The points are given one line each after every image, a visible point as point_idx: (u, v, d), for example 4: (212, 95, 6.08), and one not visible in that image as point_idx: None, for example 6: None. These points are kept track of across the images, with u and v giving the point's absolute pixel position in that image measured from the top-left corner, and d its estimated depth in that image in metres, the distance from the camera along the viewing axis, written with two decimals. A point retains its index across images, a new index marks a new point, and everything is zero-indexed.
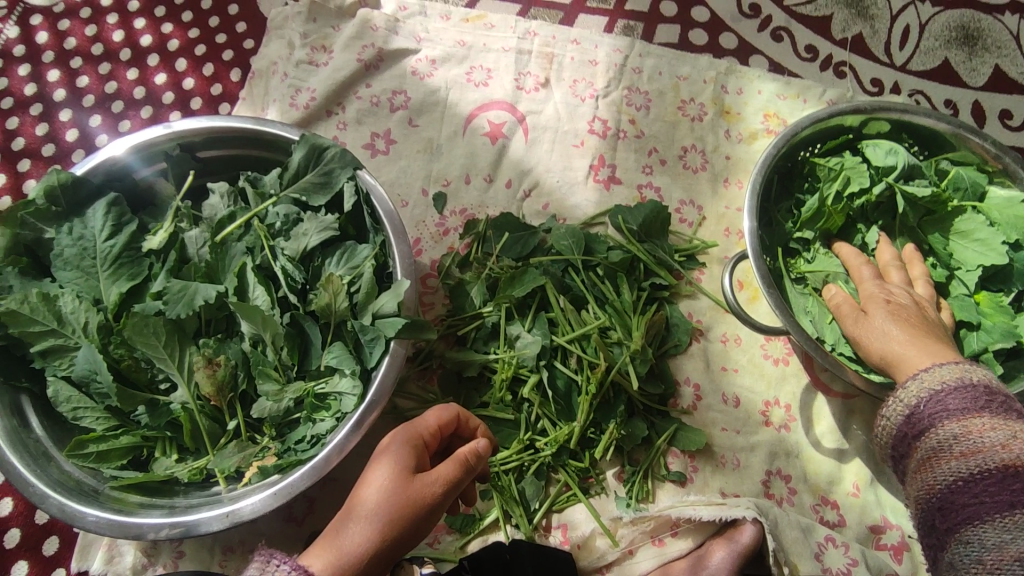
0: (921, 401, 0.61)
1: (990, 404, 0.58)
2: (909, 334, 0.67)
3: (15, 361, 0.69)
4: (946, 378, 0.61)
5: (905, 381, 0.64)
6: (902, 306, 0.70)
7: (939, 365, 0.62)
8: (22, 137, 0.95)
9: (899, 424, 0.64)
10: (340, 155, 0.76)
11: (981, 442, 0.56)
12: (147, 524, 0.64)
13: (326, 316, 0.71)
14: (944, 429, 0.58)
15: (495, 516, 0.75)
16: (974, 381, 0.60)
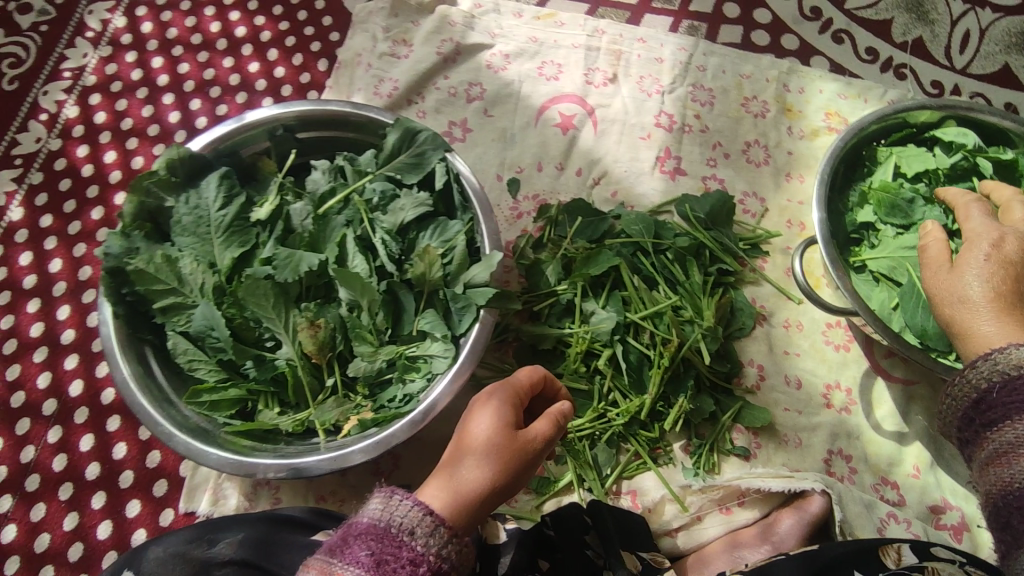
0: (996, 390, 0.60)
1: None
2: (990, 300, 0.65)
3: (141, 316, 0.77)
4: (1019, 360, 0.60)
5: (977, 361, 0.63)
6: (997, 265, 0.67)
7: (1017, 347, 0.61)
8: (129, 118, 1.02)
9: (969, 400, 0.63)
10: (432, 138, 0.81)
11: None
12: (262, 464, 0.71)
13: (420, 285, 0.77)
14: (1018, 425, 0.58)
15: (569, 479, 0.81)
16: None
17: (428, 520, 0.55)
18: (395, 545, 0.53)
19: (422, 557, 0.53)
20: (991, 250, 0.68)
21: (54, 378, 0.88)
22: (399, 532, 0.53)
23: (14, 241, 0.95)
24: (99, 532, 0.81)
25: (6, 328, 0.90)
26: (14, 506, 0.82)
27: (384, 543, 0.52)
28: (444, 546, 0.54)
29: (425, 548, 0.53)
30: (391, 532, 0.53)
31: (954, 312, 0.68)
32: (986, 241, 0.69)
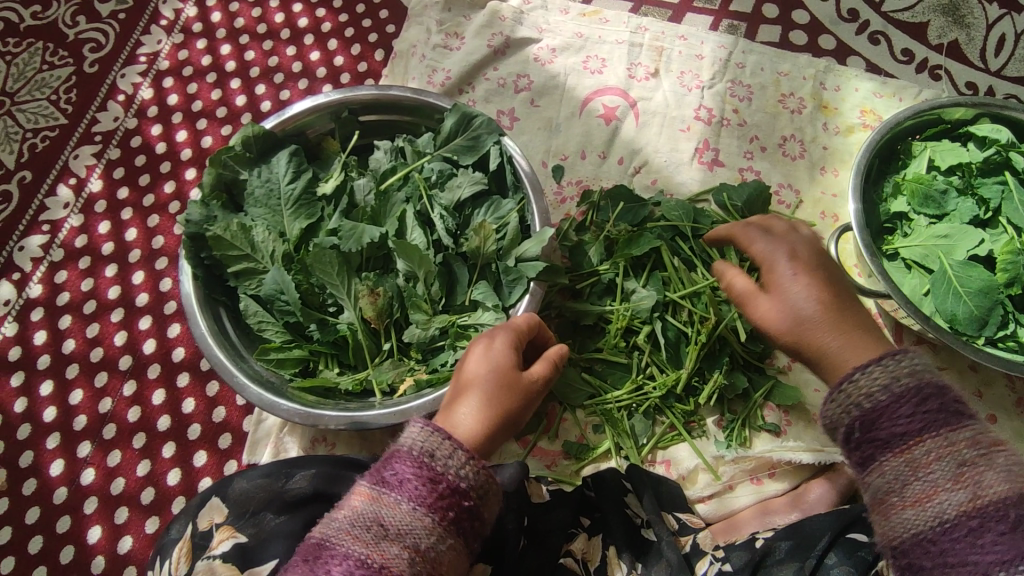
0: (859, 425, 0.57)
1: (929, 427, 0.54)
2: (821, 311, 0.64)
3: (216, 279, 0.84)
4: (876, 384, 0.57)
5: (833, 386, 0.59)
6: (813, 275, 0.66)
7: (865, 368, 0.58)
8: (200, 100, 1.10)
9: (834, 437, 0.60)
10: (488, 123, 0.87)
11: (929, 480, 0.53)
12: (328, 416, 0.76)
13: (474, 257, 0.83)
14: (889, 467, 0.55)
15: (607, 446, 0.85)
16: (910, 391, 0.56)
17: (448, 446, 0.55)
18: (418, 467, 0.54)
19: (442, 476, 0.54)
20: (793, 262, 0.67)
21: (129, 338, 0.94)
22: (424, 455, 0.55)
23: (94, 210, 1.02)
24: (169, 479, 0.87)
25: (86, 290, 0.97)
26: (92, 452, 0.89)
27: (408, 466, 0.54)
28: (462, 467, 0.55)
29: (443, 469, 0.54)
30: (415, 455, 0.55)
31: (789, 338, 0.66)
32: (787, 251, 0.68)
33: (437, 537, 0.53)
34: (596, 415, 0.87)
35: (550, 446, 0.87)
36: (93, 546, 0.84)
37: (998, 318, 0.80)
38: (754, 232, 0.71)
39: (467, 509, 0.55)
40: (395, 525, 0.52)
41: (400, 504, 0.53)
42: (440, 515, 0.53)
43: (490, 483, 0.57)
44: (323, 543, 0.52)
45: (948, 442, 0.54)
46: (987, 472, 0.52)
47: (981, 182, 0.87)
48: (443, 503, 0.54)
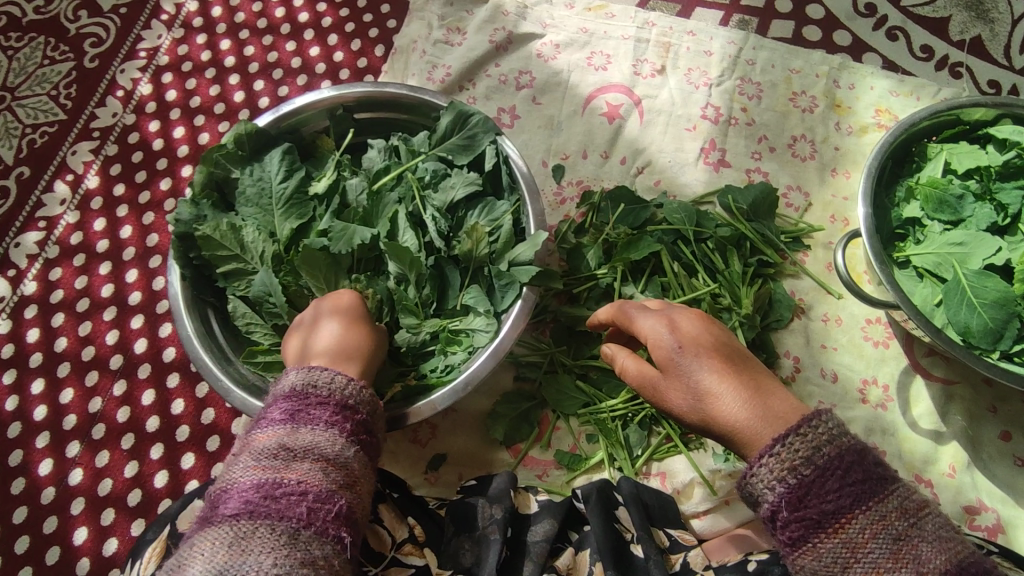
0: (790, 508, 0.54)
1: (862, 502, 0.53)
2: (720, 380, 0.59)
3: (205, 279, 0.82)
4: (798, 456, 0.54)
5: (752, 465, 0.56)
6: (700, 342, 0.61)
7: (783, 442, 0.55)
8: (198, 96, 1.09)
9: (758, 514, 0.57)
10: (483, 121, 0.84)
11: (869, 561, 0.52)
12: None
13: (467, 261, 0.81)
14: (824, 549, 0.53)
15: (600, 457, 0.83)
16: (834, 463, 0.54)
17: (325, 375, 0.62)
18: (302, 399, 0.60)
19: (328, 398, 0.60)
20: (675, 336, 0.62)
21: (122, 336, 0.95)
22: (303, 389, 0.61)
23: (89, 207, 1.02)
24: (156, 481, 0.88)
25: (80, 288, 0.98)
26: (81, 451, 0.90)
27: (291, 399, 0.60)
28: (345, 388, 0.62)
29: (329, 391, 0.61)
30: (294, 392, 0.60)
31: (706, 420, 0.60)
32: (666, 325, 0.63)
33: (340, 447, 0.57)
34: (591, 425, 0.85)
35: (542, 455, 0.85)
36: (78, 548, 0.85)
37: (1014, 331, 0.76)
38: (634, 311, 0.67)
39: (363, 424, 0.61)
40: (297, 444, 0.56)
41: (294, 429, 0.57)
42: (339, 429, 0.59)
43: (377, 407, 0.64)
44: (237, 485, 0.53)
45: (879, 516, 0.52)
46: (922, 545, 0.52)
47: (1000, 187, 0.83)
48: (337, 418, 0.59)
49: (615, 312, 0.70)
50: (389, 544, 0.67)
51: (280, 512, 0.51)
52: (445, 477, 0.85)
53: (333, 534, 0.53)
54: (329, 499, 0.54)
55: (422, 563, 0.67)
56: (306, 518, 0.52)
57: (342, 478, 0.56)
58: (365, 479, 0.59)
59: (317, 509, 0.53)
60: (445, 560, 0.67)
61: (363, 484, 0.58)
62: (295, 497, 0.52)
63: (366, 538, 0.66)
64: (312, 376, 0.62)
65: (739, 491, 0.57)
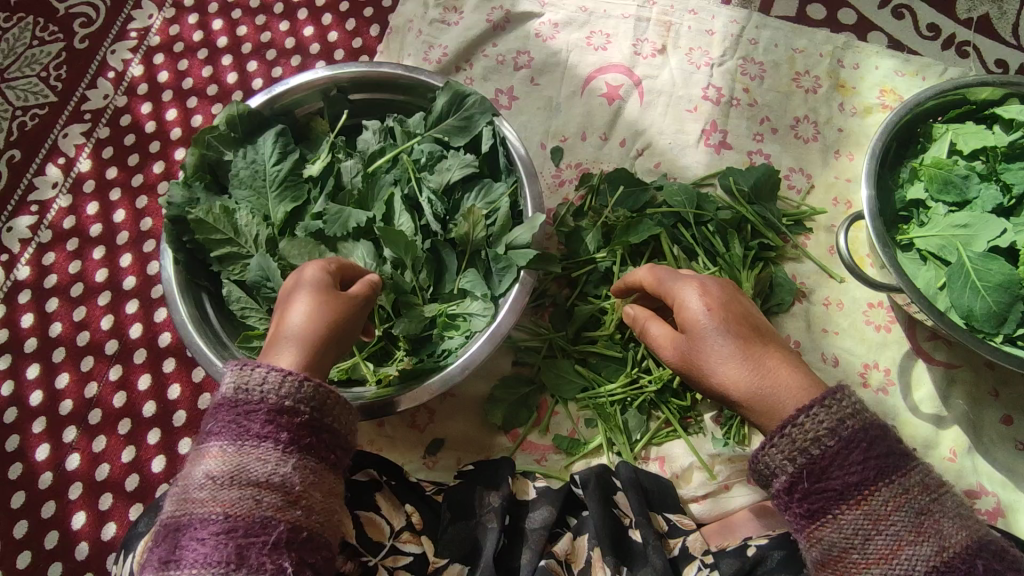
0: (810, 478, 0.55)
1: (885, 476, 0.54)
2: (740, 350, 0.61)
3: (198, 263, 0.81)
4: (824, 427, 0.55)
5: (772, 437, 0.57)
6: (725, 311, 0.63)
7: (806, 414, 0.56)
8: (190, 78, 1.07)
9: (775, 486, 0.57)
10: (481, 102, 0.83)
11: (892, 533, 0.53)
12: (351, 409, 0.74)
13: (464, 244, 0.80)
14: (846, 521, 0.54)
15: (599, 442, 0.83)
16: (859, 435, 0.54)
17: (257, 375, 0.56)
18: (234, 408, 0.55)
19: (262, 404, 0.55)
20: (703, 299, 0.63)
21: (116, 322, 0.94)
22: (233, 395, 0.56)
23: (82, 190, 1.01)
24: (154, 465, 0.88)
25: (74, 272, 0.97)
26: (77, 437, 0.89)
27: (226, 409, 0.56)
28: (279, 387, 0.55)
29: (262, 396, 0.55)
30: (226, 400, 0.56)
31: (714, 383, 0.62)
32: (696, 287, 0.64)
33: (278, 464, 0.53)
34: (589, 409, 0.84)
35: (541, 440, 0.85)
36: (78, 533, 0.85)
37: (1018, 315, 0.76)
38: (661, 276, 0.68)
39: (308, 426, 0.56)
40: (225, 471, 0.53)
41: (225, 449, 0.54)
42: (273, 441, 0.54)
43: (330, 398, 0.57)
44: (175, 521, 0.52)
45: (902, 489, 0.53)
46: (944, 520, 0.53)
47: (1006, 168, 0.81)
48: (274, 429, 0.54)
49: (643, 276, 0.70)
50: (387, 532, 0.66)
51: (208, 556, 0.50)
52: (442, 462, 0.84)
53: (271, 567, 0.51)
54: (264, 530, 0.51)
55: (419, 552, 0.66)
56: (236, 559, 0.50)
57: (281, 500, 0.52)
58: (314, 489, 0.55)
59: (249, 545, 0.50)
60: (442, 548, 0.67)
61: (311, 498, 0.54)
62: (226, 536, 0.50)
63: (364, 525, 0.66)
64: (242, 376, 0.56)
65: (752, 463, 0.58)
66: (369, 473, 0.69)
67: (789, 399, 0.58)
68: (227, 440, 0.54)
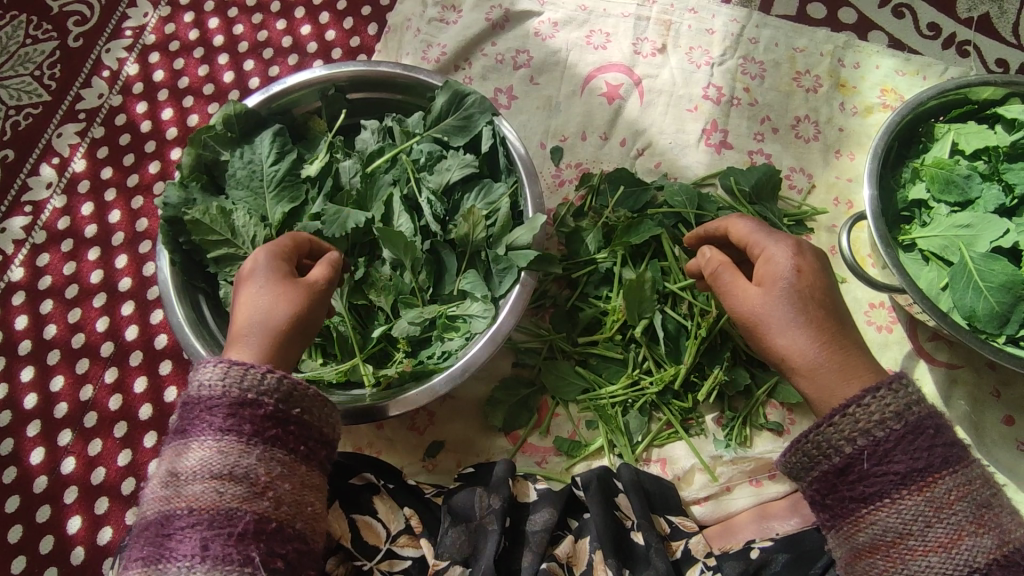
0: (872, 459, 0.56)
1: (950, 465, 0.55)
2: (815, 320, 0.61)
3: (195, 265, 0.80)
4: (890, 410, 0.56)
5: (834, 414, 0.57)
6: (809, 276, 0.62)
7: (872, 394, 0.56)
8: (186, 77, 1.06)
9: (830, 466, 0.57)
10: (481, 101, 0.82)
11: (952, 522, 0.54)
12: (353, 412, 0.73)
13: (464, 245, 0.79)
14: (906, 505, 0.54)
15: (600, 443, 0.82)
16: (925, 422, 0.56)
17: (216, 369, 0.57)
18: (196, 406, 0.57)
19: (222, 397, 0.56)
20: (796, 261, 0.63)
21: (112, 324, 0.93)
22: (196, 393, 0.58)
23: (76, 191, 1.00)
24: (151, 469, 0.87)
25: (68, 273, 0.96)
26: (72, 440, 0.88)
27: (190, 407, 0.58)
28: (236, 378, 0.57)
29: (220, 389, 0.57)
30: (189, 398, 0.58)
31: (777, 343, 0.61)
32: (789, 249, 0.64)
33: (242, 457, 0.55)
34: (590, 411, 0.84)
35: (541, 442, 0.84)
36: (73, 537, 0.84)
37: (1021, 315, 0.75)
38: (753, 229, 0.67)
39: (273, 417, 0.57)
40: (191, 466, 0.55)
41: (190, 445, 0.56)
42: (237, 434, 0.56)
43: (296, 390, 0.58)
44: (149, 517, 0.55)
45: (966, 479, 0.55)
46: (1002, 515, 0.54)
47: (1008, 167, 0.81)
48: (235, 422, 0.56)
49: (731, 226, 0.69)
50: (384, 537, 0.66)
51: (178, 549, 0.53)
52: (442, 464, 0.84)
53: (239, 557, 0.53)
54: (229, 521, 0.54)
55: (417, 556, 0.67)
56: (201, 550, 0.53)
57: (246, 492, 0.55)
58: (283, 480, 0.56)
59: (216, 537, 0.53)
60: (442, 551, 0.66)
61: (279, 489, 0.56)
62: (192, 530, 0.53)
63: (359, 529, 0.66)
64: (204, 372, 0.58)
65: (807, 440, 0.58)
66: (365, 477, 0.68)
67: (845, 382, 0.59)
68: (190, 437, 0.56)
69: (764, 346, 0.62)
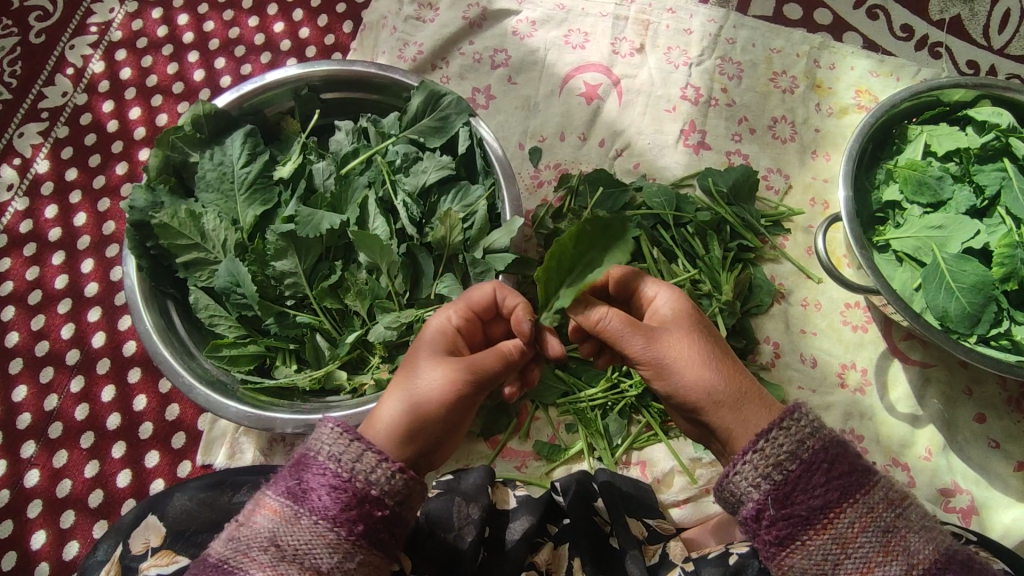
0: (773, 506, 0.55)
1: (847, 497, 0.54)
2: (726, 356, 0.63)
3: (164, 270, 0.78)
4: (784, 451, 0.55)
5: (733, 463, 0.57)
6: (697, 315, 0.64)
7: (768, 437, 0.56)
8: (154, 75, 1.03)
9: (742, 514, 0.57)
10: (457, 102, 0.81)
11: (860, 556, 0.53)
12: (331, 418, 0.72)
13: (441, 248, 0.78)
14: (814, 546, 0.54)
15: (580, 447, 0.82)
16: (819, 455, 0.55)
17: (355, 450, 0.55)
18: (322, 477, 0.54)
19: (348, 484, 0.54)
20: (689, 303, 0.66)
21: (77, 330, 0.91)
22: (326, 463, 0.55)
23: (39, 193, 0.97)
24: (119, 480, 0.84)
25: (32, 279, 0.93)
26: (37, 452, 0.86)
27: (317, 473, 0.54)
28: (373, 472, 0.54)
29: (352, 474, 0.54)
30: (318, 465, 0.55)
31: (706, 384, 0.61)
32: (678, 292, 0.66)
33: (342, 556, 0.52)
34: (570, 414, 0.84)
35: (521, 446, 0.84)
36: (38, 552, 0.82)
37: (991, 315, 0.76)
38: (632, 273, 0.66)
39: (386, 519, 0.54)
40: (291, 546, 0.52)
41: (299, 518, 0.53)
42: (347, 531, 0.52)
43: (414, 491, 0.56)
44: (220, 566, 0.51)
45: (867, 508, 0.54)
46: (910, 536, 0.54)
47: (979, 169, 0.82)
48: (349, 516, 0.53)
49: (607, 276, 0.67)
50: None
51: None
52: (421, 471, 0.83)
53: None
54: None
55: None
56: None
57: None
58: None
59: None
60: (419, 564, 0.66)
61: None
62: None
63: None
64: (342, 447, 0.55)
65: (719, 490, 0.58)
66: None
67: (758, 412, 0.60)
68: (301, 509, 0.53)
69: (691, 386, 0.61)
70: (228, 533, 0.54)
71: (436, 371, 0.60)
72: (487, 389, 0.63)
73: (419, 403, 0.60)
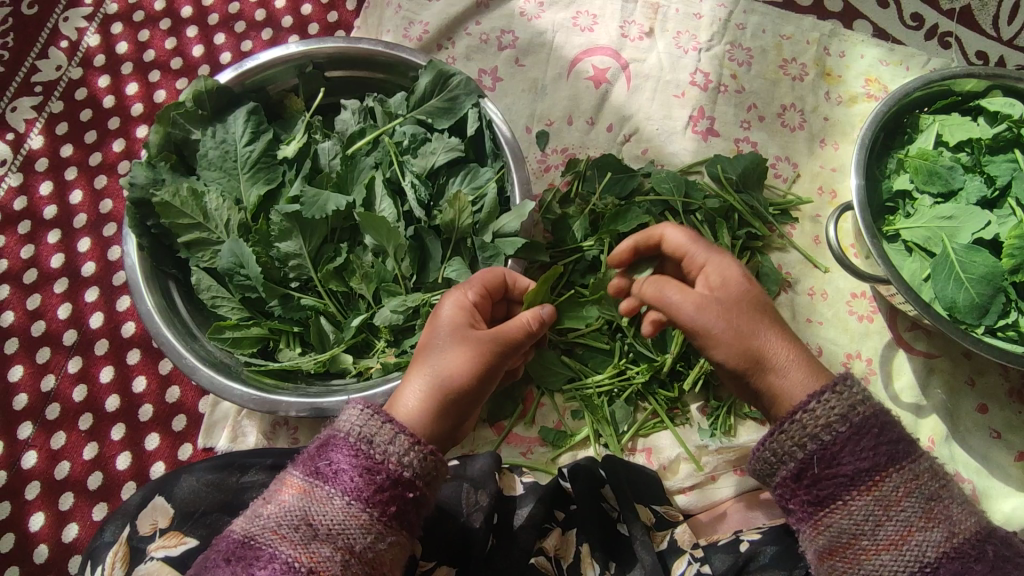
0: (818, 462, 0.57)
1: (895, 467, 0.56)
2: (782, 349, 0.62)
3: (164, 250, 0.76)
4: (834, 413, 0.57)
5: (780, 420, 0.58)
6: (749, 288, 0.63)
7: (819, 399, 0.57)
8: (152, 50, 1.00)
9: (786, 472, 0.58)
10: (466, 82, 0.80)
11: (901, 519, 0.55)
12: (337, 402, 0.71)
13: (449, 231, 0.77)
14: (856, 507, 0.56)
15: (585, 434, 0.81)
16: (869, 422, 0.57)
17: (386, 430, 0.54)
18: (355, 455, 0.53)
19: (381, 466, 0.53)
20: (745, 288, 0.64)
21: (74, 310, 0.89)
22: (357, 441, 0.54)
23: (34, 169, 0.95)
24: (118, 463, 0.83)
25: (26, 258, 0.91)
26: (34, 433, 0.84)
27: (348, 452, 0.53)
28: (405, 454, 0.53)
29: (384, 456, 0.53)
30: (349, 442, 0.54)
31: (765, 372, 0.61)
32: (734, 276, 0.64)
33: (375, 537, 0.52)
34: (576, 401, 0.83)
35: (526, 432, 0.83)
36: (36, 535, 0.81)
37: (1000, 306, 0.76)
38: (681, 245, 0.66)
39: (414, 501, 0.54)
40: (324, 524, 0.51)
41: (331, 498, 0.52)
42: (378, 512, 0.52)
43: (438, 469, 0.55)
44: (250, 543, 0.51)
45: (912, 475, 0.56)
46: (953, 505, 0.56)
47: (990, 160, 0.82)
48: (382, 498, 0.52)
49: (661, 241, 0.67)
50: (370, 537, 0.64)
51: None
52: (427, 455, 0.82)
53: None
54: None
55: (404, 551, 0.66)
56: None
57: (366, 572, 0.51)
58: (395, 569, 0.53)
59: None
60: (427, 552, 0.65)
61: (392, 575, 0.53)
62: None
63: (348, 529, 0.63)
64: (370, 426, 0.54)
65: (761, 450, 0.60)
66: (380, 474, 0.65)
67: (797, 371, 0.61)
68: (332, 488, 0.52)
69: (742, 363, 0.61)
70: (257, 510, 0.53)
71: (454, 349, 0.60)
72: (508, 365, 0.63)
73: (442, 379, 0.59)
